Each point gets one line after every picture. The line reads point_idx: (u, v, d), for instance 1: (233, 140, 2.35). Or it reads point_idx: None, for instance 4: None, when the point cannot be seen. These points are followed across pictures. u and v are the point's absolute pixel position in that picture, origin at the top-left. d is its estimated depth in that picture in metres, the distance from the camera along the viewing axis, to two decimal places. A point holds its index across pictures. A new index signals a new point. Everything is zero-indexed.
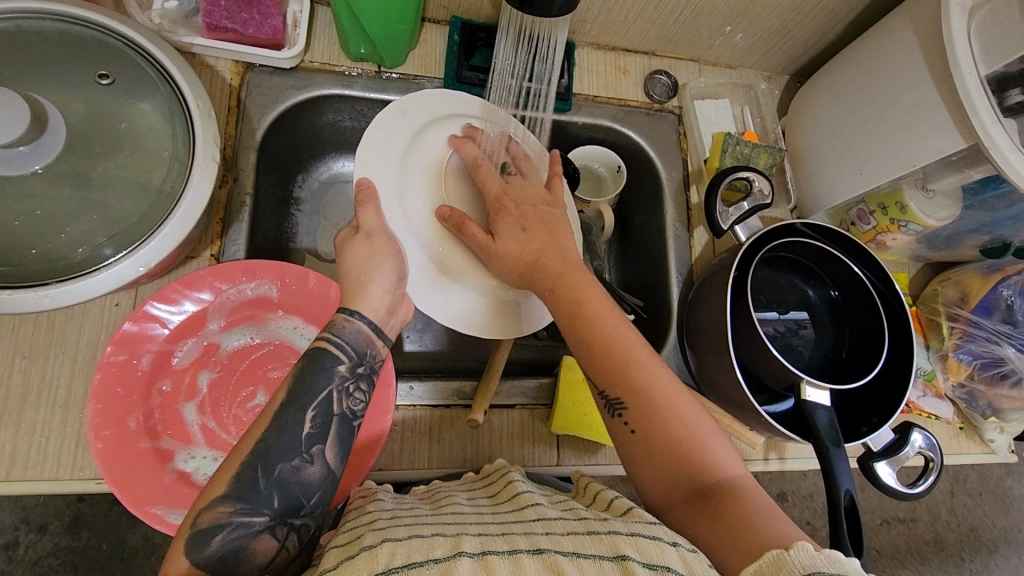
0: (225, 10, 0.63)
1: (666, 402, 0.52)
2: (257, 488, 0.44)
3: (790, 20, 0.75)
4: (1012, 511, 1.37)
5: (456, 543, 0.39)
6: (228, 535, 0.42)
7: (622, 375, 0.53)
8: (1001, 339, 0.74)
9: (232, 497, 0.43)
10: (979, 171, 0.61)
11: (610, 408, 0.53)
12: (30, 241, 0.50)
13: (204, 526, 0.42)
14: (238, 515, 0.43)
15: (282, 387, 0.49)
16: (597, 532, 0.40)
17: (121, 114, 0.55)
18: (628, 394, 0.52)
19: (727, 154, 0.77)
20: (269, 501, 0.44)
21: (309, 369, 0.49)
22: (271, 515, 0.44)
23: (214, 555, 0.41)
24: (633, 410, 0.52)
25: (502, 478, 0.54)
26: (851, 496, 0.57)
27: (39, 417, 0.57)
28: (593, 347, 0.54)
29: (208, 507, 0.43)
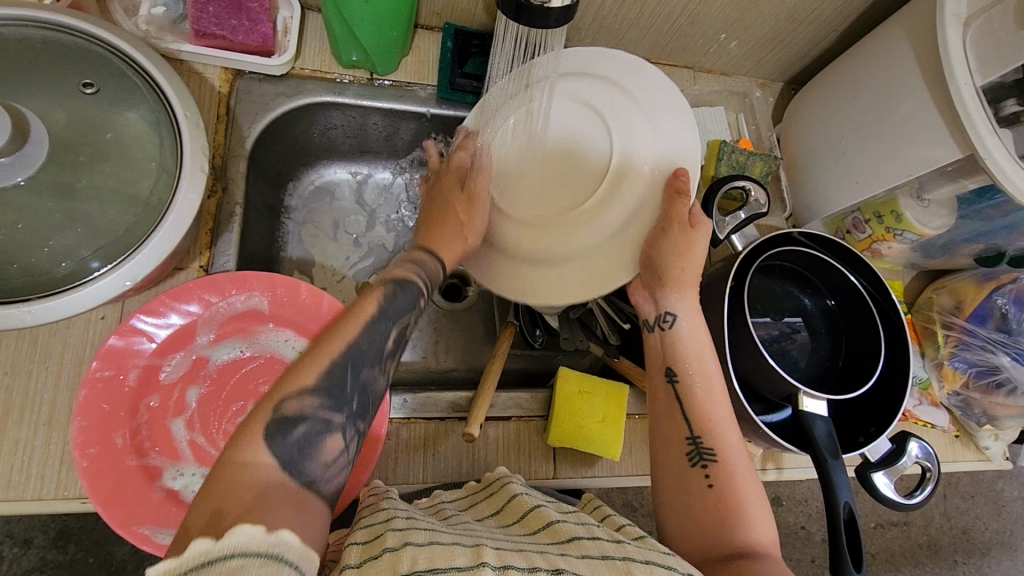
0: (213, 16, 0.62)
1: (741, 469, 0.55)
2: (343, 385, 0.44)
3: (784, 27, 0.75)
4: (1004, 514, 1.38)
5: (477, 552, 0.38)
6: (310, 428, 0.41)
7: (717, 431, 0.56)
8: (996, 347, 0.74)
9: (320, 392, 0.43)
10: (975, 180, 0.61)
11: (695, 455, 0.55)
12: (11, 256, 0.49)
13: (288, 413, 0.41)
14: (321, 410, 0.43)
15: (375, 302, 0.51)
16: (611, 557, 0.39)
17: (106, 125, 0.53)
18: (718, 447, 0.55)
19: (722, 162, 0.77)
20: (348, 401, 0.44)
21: (400, 293, 0.53)
22: (347, 415, 0.44)
23: (293, 443, 0.40)
24: (718, 464, 0.54)
25: (503, 490, 0.53)
26: (851, 509, 0.56)
27: (21, 434, 0.55)
28: (695, 401, 0.57)
29: (294, 395, 0.42)
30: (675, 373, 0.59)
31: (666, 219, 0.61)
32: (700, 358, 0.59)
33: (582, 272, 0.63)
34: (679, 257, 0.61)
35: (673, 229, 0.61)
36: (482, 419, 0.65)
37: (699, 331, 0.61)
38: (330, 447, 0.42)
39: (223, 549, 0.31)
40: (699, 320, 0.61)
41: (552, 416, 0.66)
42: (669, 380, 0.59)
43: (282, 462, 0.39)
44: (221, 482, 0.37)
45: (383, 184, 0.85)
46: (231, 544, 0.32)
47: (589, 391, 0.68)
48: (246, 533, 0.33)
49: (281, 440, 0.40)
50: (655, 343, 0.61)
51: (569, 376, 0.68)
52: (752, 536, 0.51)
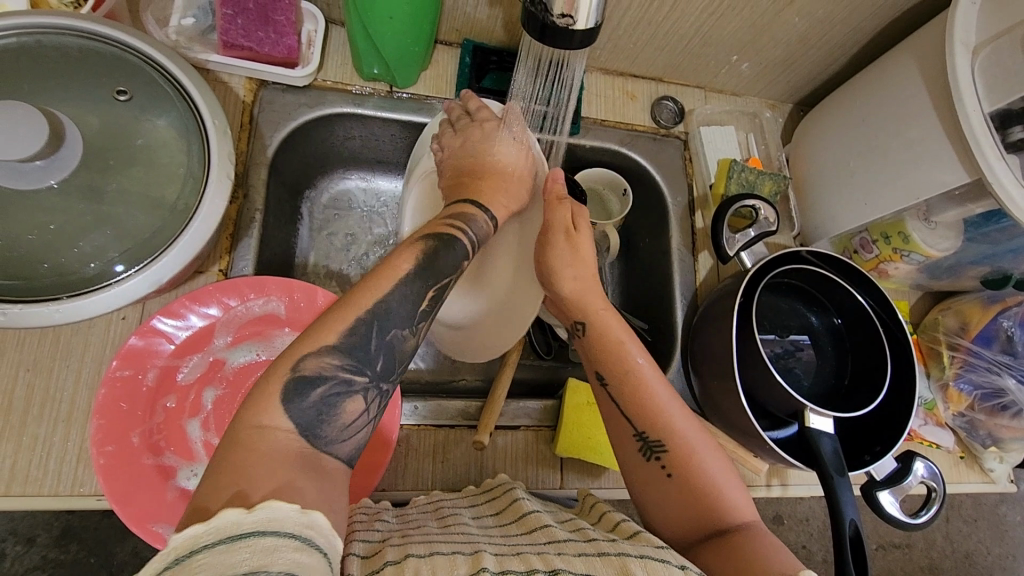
0: (241, 28, 0.64)
1: (698, 449, 0.55)
2: (367, 346, 0.43)
3: (795, 50, 0.77)
4: (1006, 538, 1.37)
5: (476, 560, 0.38)
6: (329, 390, 0.41)
7: (662, 421, 0.56)
8: (1001, 369, 0.75)
9: (342, 352, 0.42)
10: (981, 205, 0.62)
11: (647, 449, 0.55)
12: (41, 255, 0.50)
13: (308, 373, 0.41)
14: (342, 370, 0.42)
15: (412, 258, 0.48)
16: (606, 553, 0.41)
17: (136, 131, 0.55)
18: (666, 437, 0.55)
19: (732, 180, 0.78)
20: (375, 361, 0.44)
21: (444, 248, 0.50)
22: (371, 377, 0.44)
23: (314, 403, 0.41)
24: (671, 455, 0.55)
25: (508, 495, 0.54)
26: (856, 527, 0.57)
27: (40, 430, 0.56)
28: (630, 398, 0.57)
29: (314, 353, 0.42)
30: (604, 376, 0.58)
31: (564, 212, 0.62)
32: (626, 354, 0.58)
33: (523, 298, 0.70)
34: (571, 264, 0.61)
35: (556, 238, 0.61)
36: (492, 427, 0.66)
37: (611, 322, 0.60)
38: (349, 410, 0.42)
39: (254, 524, 0.31)
40: (611, 314, 0.61)
41: (561, 427, 0.67)
42: (600, 383, 0.59)
43: (297, 425, 0.40)
44: (241, 445, 0.37)
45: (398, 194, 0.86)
46: (260, 519, 0.32)
47: (598, 404, 0.69)
48: (277, 510, 0.33)
49: (298, 402, 0.40)
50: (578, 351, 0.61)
51: (579, 389, 0.69)
52: (731, 509, 0.52)
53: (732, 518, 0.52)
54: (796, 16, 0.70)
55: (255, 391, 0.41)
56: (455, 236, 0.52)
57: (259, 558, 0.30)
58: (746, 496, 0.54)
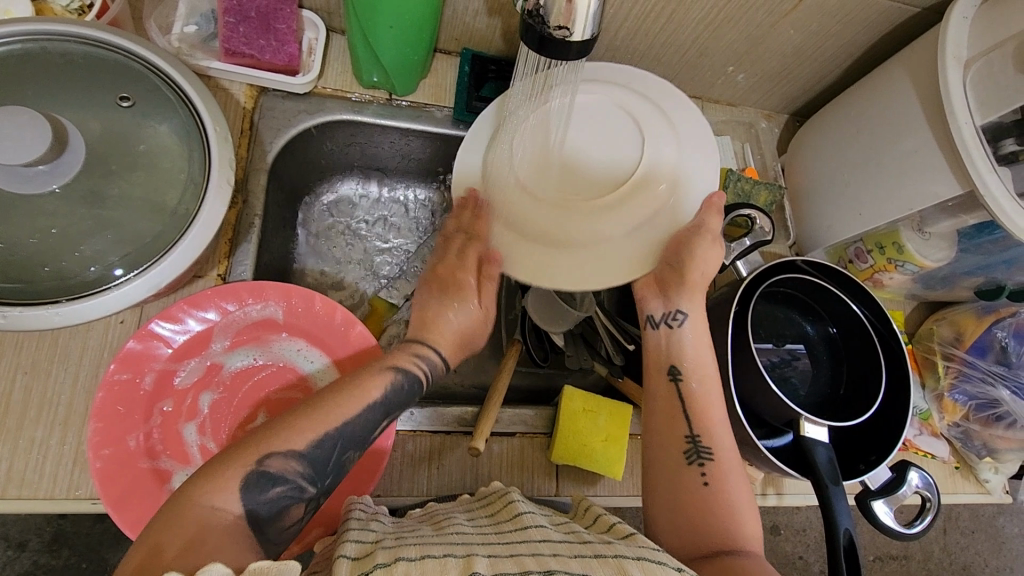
0: (243, 36, 0.65)
1: (732, 470, 0.57)
2: (327, 461, 0.48)
3: (791, 62, 0.78)
4: (1004, 551, 1.37)
5: (467, 563, 0.38)
6: (283, 492, 0.45)
7: (713, 430, 0.59)
8: (996, 380, 0.75)
9: (304, 459, 0.47)
10: (975, 216, 0.63)
11: (693, 453, 0.57)
12: (42, 259, 0.51)
13: (270, 471, 0.45)
14: (301, 477, 0.47)
15: (381, 387, 0.54)
16: (604, 555, 0.41)
17: (138, 136, 0.56)
18: (715, 445, 0.58)
19: (728, 190, 0.78)
20: (325, 477, 0.48)
21: (403, 383, 0.56)
22: (319, 489, 0.48)
23: (265, 500, 0.44)
24: (715, 462, 0.57)
25: (501, 498, 0.54)
26: (851, 536, 0.57)
27: (37, 433, 0.56)
28: (696, 401, 0.60)
29: (280, 453, 0.46)
30: (679, 373, 0.62)
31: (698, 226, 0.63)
32: (699, 360, 0.63)
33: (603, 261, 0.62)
34: (705, 259, 0.64)
35: (704, 238, 0.63)
36: (487, 434, 0.66)
37: (701, 338, 0.64)
38: (292, 513, 0.46)
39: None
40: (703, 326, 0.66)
41: (556, 434, 0.67)
42: (671, 377, 0.62)
43: (246, 512, 0.43)
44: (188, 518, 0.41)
45: (399, 201, 0.87)
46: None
47: (593, 410, 0.69)
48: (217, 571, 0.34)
49: (256, 496, 0.44)
50: (660, 341, 0.65)
51: (573, 395, 0.69)
52: (741, 531, 0.53)
53: (739, 540, 0.53)
54: (791, 29, 0.71)
55: (224, 459, 0.45)
56: (413, 368, 0.59)
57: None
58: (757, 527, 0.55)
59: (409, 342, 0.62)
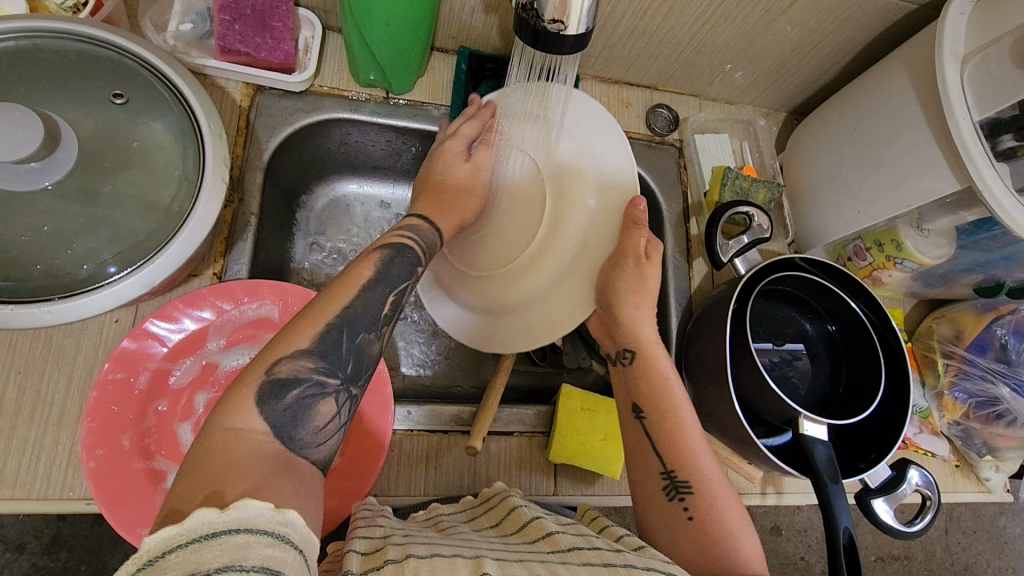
0: (239, 34, 0.65)
1: (721, 498, 0.55)
2: (339, 348, 0.44)
3: (788, 59, 0.78)
4: (1006, 551, 1.37)
5: (477, 563, 0.38)
6: (304, 391, 0.42)
7: (690, 459, 0.56)
8: (995, 378, 0.74)
9: (315, 354, 0.43)
10: (973, 213, 0.62)
11: (672, 489, 0.55)
12: (35, 257, 0.50)
13: (283, 376, 0.41)
14: (317, 372, 0.43)
15: (372, 266, 0.50)
16: (613, 564, 0.40)
17: (132, 134, 0.55)
18: (694, 479, 0.55)
19: (726, 187, 0.78)
20: (345, 365, 0.44)
21: (397, 258, 0.52)
22: (343, 379, 0.44)
23: (286, 406, 0.41)
24: (694, 496, 0.55)
25: (503, 504, 0.53)
26: (850, 534, 0.56)
27: (31, 434, 0.56)
28: (664, 436, 0.57)
29: (288, 356, 0.42)
30: (643, 410, 0.59)
31: (623, 252, 0.65)
32: (668, 389, 0.60)
33: (545, 312, 0.68)
34: (635, 289, 0.64)
35: (629, 262, 0.64)
36: (485, 433, 0.66)
37: (663, 364, 0.62)
38: (323, 412, 0.42)
39: (230, 522, 0.31)
40: (660, 352, 0.63)
41: (554, 433, 0.67)
42: (637, 416, 0.60)
43: (273, 427, 0.40)
44: None
45: (396, 201, 0.87)
46: (237, 518, 0.31)
47: (591, 409, 0.68)
48: (254, 507, 0.32)
49: (274, 404, 0.40)
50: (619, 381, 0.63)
51: (572, 393, 0.69)
52: (740, 560, 0.51)
53: (741, 570, 0.51)
54: (789, 26, 0.71)
55: (228, 396, 0.41)
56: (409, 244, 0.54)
57: (231, 554, 0.29)
58: (760, 553, 0.53)
59: (407, 218, 0.59)
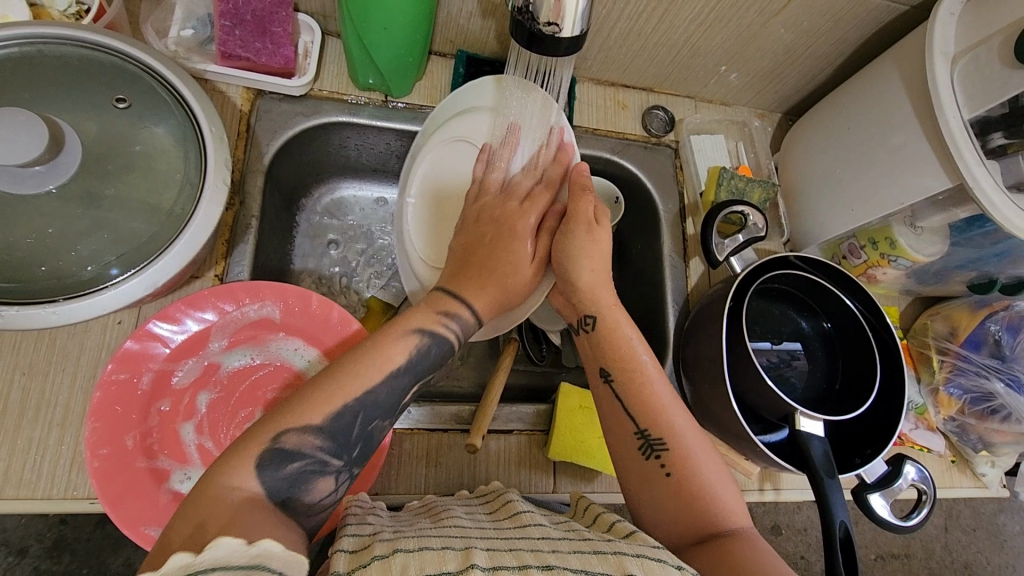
0: (240, 39, 0.65)
1: (694, 451, 0.55)
2: (349, 432, 0.46)
3: (782, 61, 0.78)
4: (1006, 549, 1.37)
5: (467, 555, 0.38)
6: (306, 465, 0.44)
7: (662, 418, 0.56)
8: (990, 373, 0.75)
9: (325, 433, 0.45)
10: (965, 210, 0.63)
11: (647, 448, 0.55)
12: (39, 259, 0.51)
13: (288, 446, 0.43)
14: (320, 451, 0.45)
15: (405, 353, 0.51)
16: (603, 551, 0.41)
17: (134, 137, 0.56)
18: (669, 437, 0.55)
19: (722, 187, 0.79)
20: (352, 448, 0.47)
21: (430, 348, 0.52)
22: (346, 460, 0.46)
23: (286, 477, 0.43)
24: (671, 455, 0.54)
25: (500, 497, 0.54)
26: (846, 528, 0.57)
27: (35, 434, 0.56)
28: (634, 396, 0.57)
29: (296, 429, 0.44)
30: (609, 371, 0.58)
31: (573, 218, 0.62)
32: (631, 349, 0.59)
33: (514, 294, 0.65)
34: (587, 257, 0.60)
35: (576, 227, 0.61)
36: (485, 431, 0.66)
37: (624, 327, 0.60)
38: (320, 487, 0.45)
39: (206, 563, 0.33)
40: (619, 313, 0.60)
41: (553, 431, 0.67)
42: (604, 379, 0.59)
43: (269, 492, 0.42)
44: None
45: (395, 203, 0.87)
46: (213, 557, 0.33)
47: (590, 407, 0.69)
48: (229, 546, 0.35)
49: (274, 472, 0.42)
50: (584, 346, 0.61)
51: (570, 391, 0.69)
52: (724, 511, 0.53)
53: (726, 521, 0.52)
54: (782, 28, 0.72)
55: (231, 451, 0.43)
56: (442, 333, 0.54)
57: None
58: (740, 502, 0.54)
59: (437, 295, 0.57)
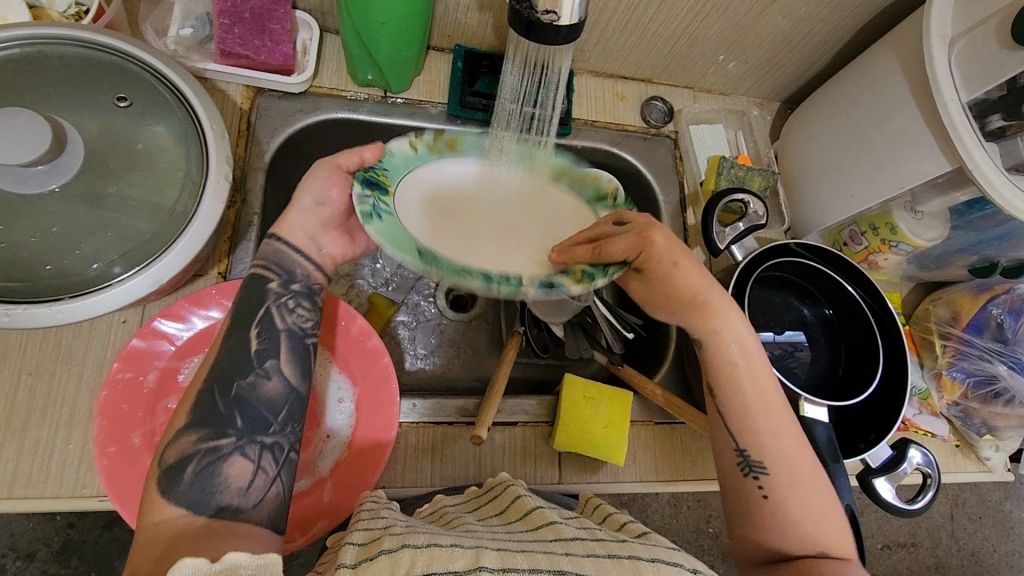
0: (239, 37, 0.66)
1: (800, 471, 0.52)
2: (217, 410, 0.47)
3: (779, 49, 0.79)
4: (1012, 536, 1.37)
5: (476, 555, 0.38)
6: (199, 463, 0.45)
7: (770, 440, 0.53)
8: (993, 357, 0.75)
9: (196, 426, 0.46)
10: (965, 192, 0.63)
11: (745, 467, 0.53)
12: (44, 258, 0.51)
13: (173, 459, 0.45)
14: (204, 442, 0.46)
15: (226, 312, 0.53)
16: (618, 556, 0.40)
17: (136, 136, 0.56)
18: (768, 457, 0.52)
19: (722, 176, 0.79)
20: (233, 421, 0.48)
21: (254, 294, 0.53)
22: (235, 435, 0.47)
23: (190, 480, 0.44)
24: (771, 475, 0.51)
25: (507, 492, 0.54)
26: (852, 512, 0.57)
27: (43, 434, 0.57)
28: (737, 413, 0.54)
29: (175, 440, 0.45)
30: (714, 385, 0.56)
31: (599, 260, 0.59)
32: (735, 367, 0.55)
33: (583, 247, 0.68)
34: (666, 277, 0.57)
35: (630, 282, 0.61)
36: (490, 422, 0.66)
37: (745, 337, 0.56)
38: (234, 472, 0.46)
39: None
40: (738, 326, 0.56)
41: (559, 422, 0.68)
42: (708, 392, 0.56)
43: (187, 505, 0.43)
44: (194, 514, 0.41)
45: None
46: None
47: (594, 397, 0.69)
48: (190, 566, 0.34)
49: (176, 488, 0.44)
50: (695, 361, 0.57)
51: (576, 382, 0.70)
52: (823, 538, 0.49)
53: (818, 546, 0.49)
54: (780, 15, 0.72)
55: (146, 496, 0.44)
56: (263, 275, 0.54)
57: None
58: (845, 529, 0.51)
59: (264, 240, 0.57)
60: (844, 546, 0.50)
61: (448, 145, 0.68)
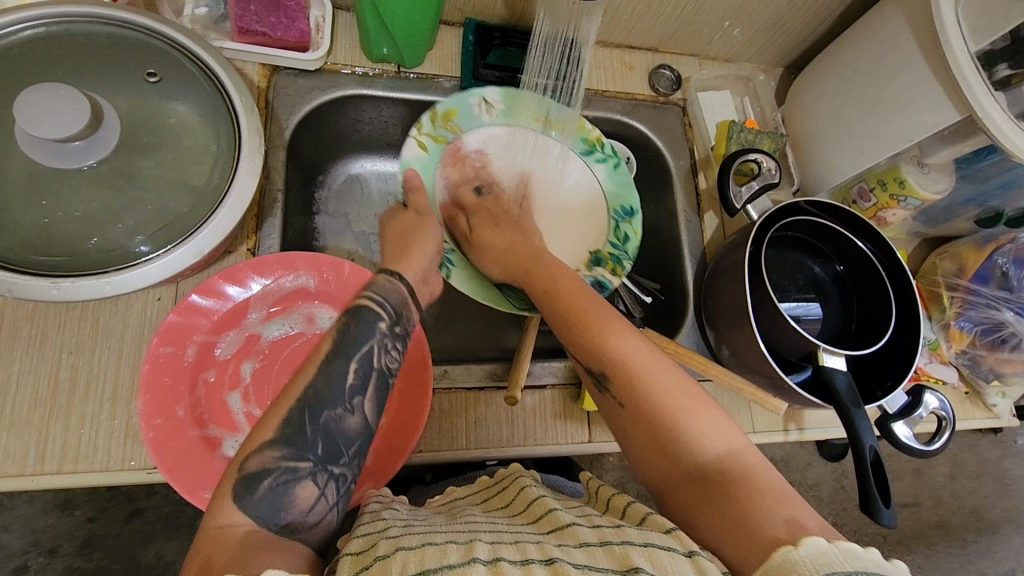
0: (255, 14, 0.67)
1: (640, 371, 0.52)
2: (303, 432, 0.45)
3: (784, 13, 0.80)
4: (1012, 492, 1.41)
5: (469, 548, 0.39)
6: (276, 479, 0.43)
7: (606, 354, 0.54)
8: (1000, 304, 0.78)
9: (280, 442, 0.44)
10: (972, 142, 0.65)
11: (598, 384, 0.54)
12: (86, 233, 0.52)
13: (252, 469, 0.43)
14: (285, 459, 0.44)
15: (327, 338, 0.50)
16: (609, 543, 0.40)
17: (166, 111, 0.57)
18: (609, 369, 0.53)
19: (732, 141, 0.81)
20: (314, 446, 0.45)
21: (353, 324, 0.51)
22: (315, 460, 0.45)
23: (261, 496, 0.42)
24: (615, 384, 0.52)
25: (514, 483, 0.54)
26: (876, 451, 0.59)
27: (88, 409, 0.58)
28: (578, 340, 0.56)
29: (257, 451, 0.44)
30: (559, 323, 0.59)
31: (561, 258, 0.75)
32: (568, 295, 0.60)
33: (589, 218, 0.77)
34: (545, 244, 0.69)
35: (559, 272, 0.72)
36: (523, 380, 0.69)
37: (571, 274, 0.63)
38: (303, 495, 0.43)
39: None
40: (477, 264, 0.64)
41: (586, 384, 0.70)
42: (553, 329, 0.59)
43: (254, 518, 0.41)
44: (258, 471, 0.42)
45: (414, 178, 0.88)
46: None
47: None
48: None
49: (250, 497, 0.42)
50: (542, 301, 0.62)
51: None
52: (700, 431, 0.48)
53: (700, 446, 0.47)
54: None
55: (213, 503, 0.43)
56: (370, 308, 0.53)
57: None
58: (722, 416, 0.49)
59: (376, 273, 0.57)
60: (725, 439, 0.48)
61: (446, 122, 0.73)
